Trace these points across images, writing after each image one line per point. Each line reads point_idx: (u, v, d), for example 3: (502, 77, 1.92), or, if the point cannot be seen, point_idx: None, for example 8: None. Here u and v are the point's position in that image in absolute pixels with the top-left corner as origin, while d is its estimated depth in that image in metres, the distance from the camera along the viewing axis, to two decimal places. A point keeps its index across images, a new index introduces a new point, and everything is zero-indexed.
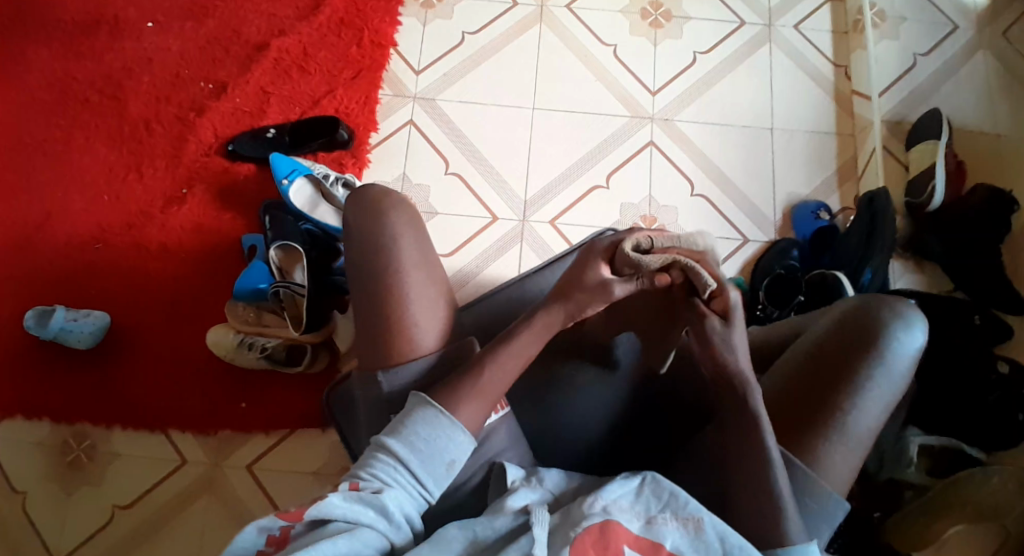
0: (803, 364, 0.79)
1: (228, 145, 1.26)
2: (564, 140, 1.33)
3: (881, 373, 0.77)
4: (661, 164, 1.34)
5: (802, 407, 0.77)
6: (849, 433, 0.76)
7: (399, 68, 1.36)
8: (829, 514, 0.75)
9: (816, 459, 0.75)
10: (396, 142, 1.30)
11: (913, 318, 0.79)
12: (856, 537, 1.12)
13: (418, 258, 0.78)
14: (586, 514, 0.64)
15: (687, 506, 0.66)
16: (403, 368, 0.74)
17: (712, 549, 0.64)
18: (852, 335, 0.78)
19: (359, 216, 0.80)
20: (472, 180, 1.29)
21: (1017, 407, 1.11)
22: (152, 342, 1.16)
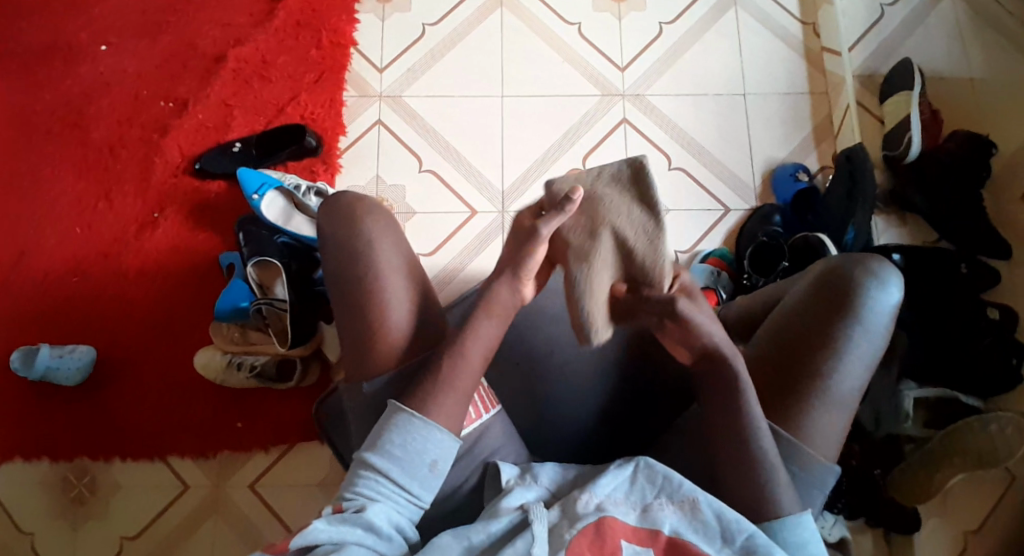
0: (783, 332, 0.79)
1: (195, 163, 1.25)
2: (537, 124, 1.32)
3: (860, 335, 0.77)
4: (636, 139, 1.33)
5: (782, 375, 0.77)
6: (834, 399, 0.76)
7: (361, 67, 1.34)
8: (819, 479, 0.76)
9: (803, 427, 0.75)
10: (365, 144, 1.29)
11: (887, 275, 0.79)
12: (858, 495, 1.12)
13: (397, 261, 0.78)
14: (581, 515, 0.67)
15: (677, 489, 0.69)
16: (381, 373, 0.75)
17: (710, 527, 0.67)
18: (828, 299, 0.78)
19: (333, 224, 0.80)
20: (447, 175, 1.28)
21: (1010, 352, 1.14)
22: (140, 370, 1.15)
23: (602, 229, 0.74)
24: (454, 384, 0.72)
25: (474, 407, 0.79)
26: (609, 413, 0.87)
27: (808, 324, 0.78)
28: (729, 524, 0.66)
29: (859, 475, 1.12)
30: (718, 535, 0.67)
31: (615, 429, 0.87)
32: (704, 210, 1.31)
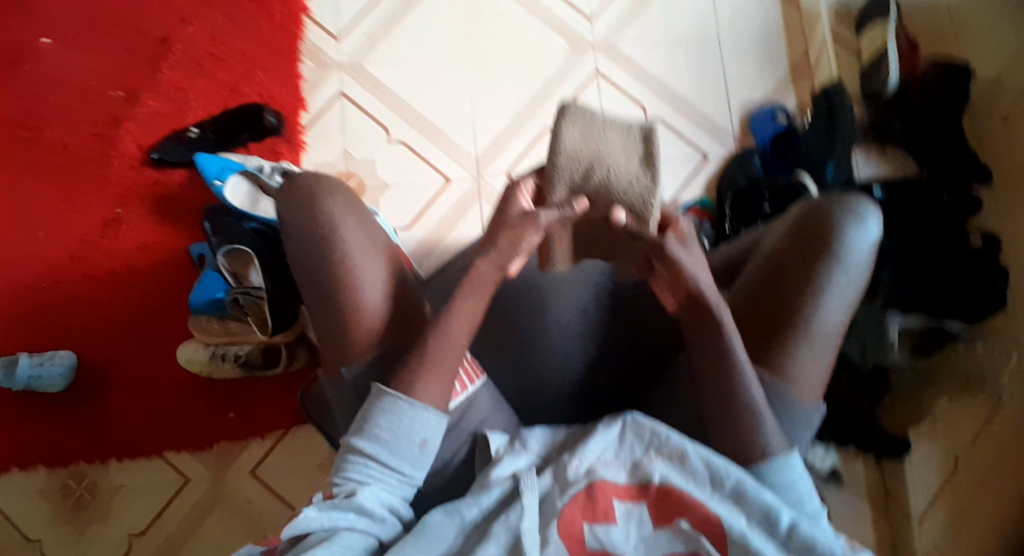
0: (764, 276, 0.78)
1: (152, 152, 1.21)
2: (509, 84, 1.29)
3: (841, 274, 0.76)
4: (609, 92, 1.31)
5: (764, 319, 0.77)
6: (818, 340, 0.75)
7: (316, 38, 1.28)
8: (804, 418, 0.76)
9: (789, 370, 0.75)
10: (329, 118, 1.25)
11: (865, 212, 0.78)
12: (850, 427, 1.14)
13: (362, 240, 0.76)
14: (573, 481, 0.66)
15: (666, 441, 0.68)
16: (360, 359, 0.75)
17: (698, 475, 0.66)
18: (807, 239, 0.77)
19: (294, 207, 0.78)
20: (418, 144, 1.25)
21: (993, 276, 1.15)
22: (125, 370, 1.14)
23: (586, 194, 0.73)
24: (435, 365, 0.72)
25: (461, 379, 0.78)
26: (596, 367, 0.87)
27: (789, 266, 0.77)
28: (718, 469, 0.66)
29: (851, 410, 1.13)
30: (708, 481, 0.66)
31: (605, 383, 0.86)
32: (683, 159, 1.29)
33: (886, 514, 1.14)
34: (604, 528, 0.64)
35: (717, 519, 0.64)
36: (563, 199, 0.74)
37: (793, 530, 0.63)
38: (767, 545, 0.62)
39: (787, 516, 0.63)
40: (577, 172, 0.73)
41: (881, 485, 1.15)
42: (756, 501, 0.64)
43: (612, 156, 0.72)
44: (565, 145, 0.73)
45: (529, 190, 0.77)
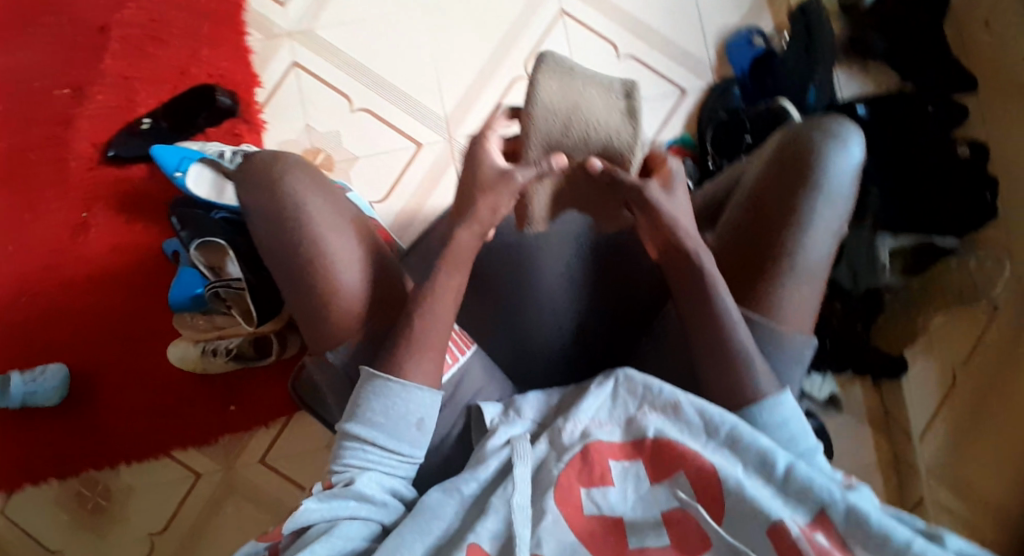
0: (746, 215, 0.76)
1: (109, 151, 1.15)
2: (473, 35, 1.24)
3: (824, 204, 0.74)
4: (577, 33, 1.26)
5: (748, 258, 0.75)
6: (804, 274, 0.74)
7: (259, 6, 1.20)
8: (796, 355, 0.75)
9: (777, 308, 0.74)
10: (285, 91, 1.18)
11: (845, 136, 0.75)
12: (845, 349, 1.15)
13: (330, 217, 0.75)
14: (568, 447, 0.66)
15: (660, 394, 0.68)
16: (346, 341, 0.74)
17: (694, 426, 0.66)
18: (787, 172, 0.75)
19: (253, 188, 0.76)
20: (384, 111, 1.20)
21: (984, 185, 1.12)
22: (118, 375, 1.12)
23: (565, 148, 0.73)
24: (422, 340, 0.71)
25: (451, 351, 0.79)
26: (586, 325, 0.85)
27: (770, 202, 0.75)
28: (712, 417, 0.65)
29: (844, 333, 1.14)
30: (704, 431, 0.65)
31: (596, 341, 0.85)
32: (661, 96, 1.26)
33: (886, 430, 1.18)
34: (601, 491, 0.63)
35: (713, 470, 0.62)
36: (541, 154, 0.73)
37: (789, 472, 0.61)
38: (764, 490, 0.61)
39: (783, 459, 0.62)
40: (554, 125, 0.72)
41: (880, 405, 1.18)
42: (752, 446, 0.63)
43: (591, 106, 0.72)
44: (543, 97, 0.72)
45: (496, 141, 0.74)
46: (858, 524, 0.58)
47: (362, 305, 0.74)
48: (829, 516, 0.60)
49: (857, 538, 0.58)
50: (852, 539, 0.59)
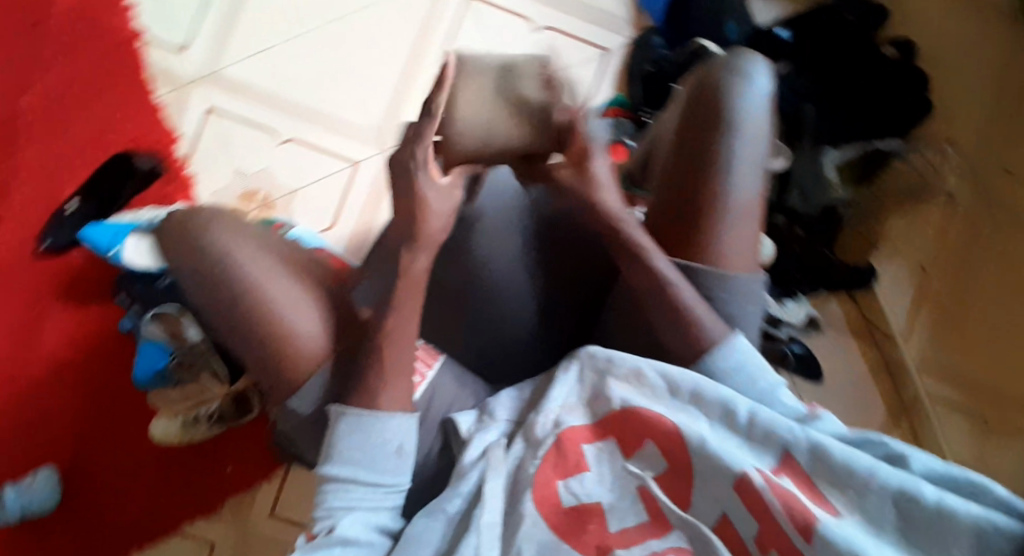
0: (672, 167, 0.77)
1: (42, 243, 1.10)
2: (386, 39, 1.21)
3: (741, 141, 0.74)
4: (487, 12, 1.23)
5: (680, 208, 0.75)
6: (739, 214, 0.74)
7: (160, 59, 1.16)
8: (748, 292, 0.76)
9: (719, 253, 0.74)
10: (206, 139, 1.15)
11: (749, 71, 0.76)
12: (812, 272, 1.14)
13: (260, 264, 0.74)
14: (541, 440, 0.67)
15: (623, 366, 0.68)
16: (306, 386, 0.72)
17: (658, 389, 0.67)
18: (700, 118, 0.75)
19: (177, 250, 0.76)
20: (311, 136, 1.18)
21: (918, 83, 1.14)
22: (106, 463, 1.10)
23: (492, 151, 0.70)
24: (385, 365, 0.70)
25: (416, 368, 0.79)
26: (548, 306, 0.84)
27: (691, 149, 0.75)
28: (674, 379, 0.66)
29: (807, 255, 1.13)
30: (668, 393, 0.66)
31: (559, 321, 0.85)
32: (586, 60, 1.24)
33: (869, 338, 1.18)
34: (577, 480, 0.64)
35: (677, 431, 0.63)
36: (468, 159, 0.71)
37: (752, 420, 0.63)
38: (730, 441, 0.63)
39: (744, 407, 0.63)
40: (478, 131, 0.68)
41: (858, 314, 1.19)
42: (713, 401, 0.64)
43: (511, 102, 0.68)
44: (460, 108, 0.67)
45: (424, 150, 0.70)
46: (821, 461, 0.60)
47: (327, 349, 0.72)
48: (793, 456, 0.61)
49: (823, 473, 0.59)
50: (818, 475, 0.60)
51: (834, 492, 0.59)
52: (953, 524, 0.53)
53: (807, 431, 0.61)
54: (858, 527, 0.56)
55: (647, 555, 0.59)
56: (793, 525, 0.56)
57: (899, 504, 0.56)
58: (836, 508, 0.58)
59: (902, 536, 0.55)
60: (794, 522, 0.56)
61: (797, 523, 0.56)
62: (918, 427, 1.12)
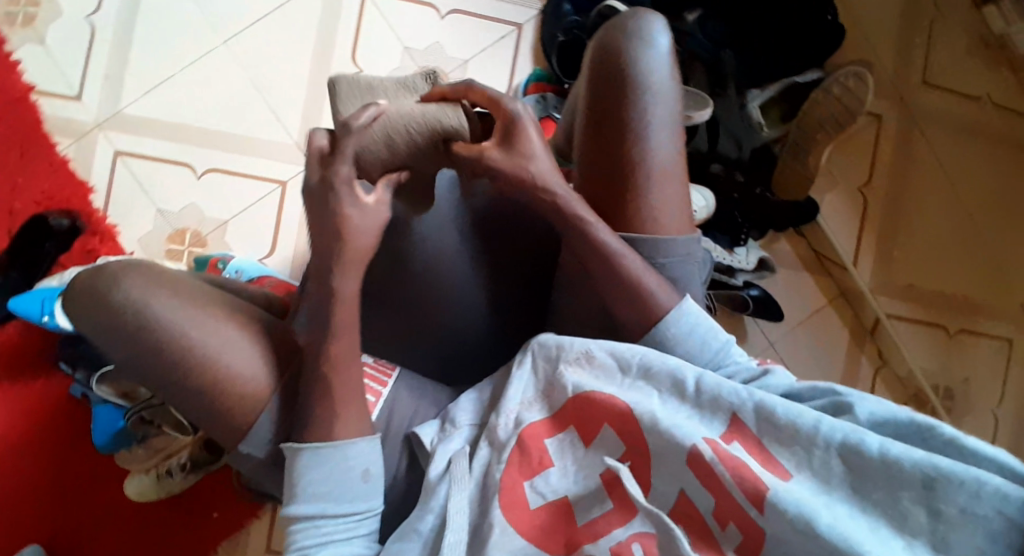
0: (589, 138, 0.76)
1: None
2: (287, 49, 1.15)
3: (654, 103, 0.74)
4: (389, 4, 1.17)
5: (605, 183, 0.75)
6: (661, 176, 0.74)
7: (59, 110, 1.11)
8: (688, 252, 0.76)
9: (650, 219, 0.74)
10: (121, 186, 1.11)
11: (648, 29, 0.75)
12: (758, 211, 1.13)
13: (186, 313, 0.71)
14: (505, 440, 0.72)
15: (573, 351, 0.74)
16: (254, 428, 0.71)
17: (608, 366, 0.73)
18: (606, 85, 0.74)
19: (94, 313, 0.73)
20: (230, 163, 1.13)
21: (822, 9, 1.12)
22: (85, 533, 1.07)
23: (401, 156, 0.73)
24: (334, 396, 0.68)
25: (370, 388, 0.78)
26: (502, 295, 0.84)
27: (605, 118, 0.74)
28: (623, 356, 0.72)
29: (749, 198, 1.13)
30: (618, 371, 0.72)
31: (512, 311, 0.85)
32: (500, 39, 1.19)
33: (822, 269, 1.20)
34: (542, 479, 0.70)
35: (629, 410, 0.70)
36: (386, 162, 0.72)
37: (698, 386, 0.69)
38: (679, 411, 0.69)
39: (690, 375, 0.70)
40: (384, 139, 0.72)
41: (809, 248, 1.19)
42: (661, 371, 0.71)
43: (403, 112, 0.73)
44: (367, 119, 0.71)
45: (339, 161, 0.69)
46: (767, 420, 0.66)
47: (273, 382, 0.72)
48: (741, 419, 0.67)
49: (770, 433, 0.66)
50: (765, 434, 0.66)
51: (781, 450, 0.65)
52: (898, 471, 0.59)
53: (751, 392, 0.67)
54: (808, 487, 0.62)
55: (612, 546, 0.63)
56: (745, 494, 0.62)
57: (845, 456, 0.62)
58: (787, 468, 0.64)
59: (852, 487, 0.61)
60: (745, 493, 0.62)
61: (749, 493, 0.62)
62: (882, 346, 1.18)
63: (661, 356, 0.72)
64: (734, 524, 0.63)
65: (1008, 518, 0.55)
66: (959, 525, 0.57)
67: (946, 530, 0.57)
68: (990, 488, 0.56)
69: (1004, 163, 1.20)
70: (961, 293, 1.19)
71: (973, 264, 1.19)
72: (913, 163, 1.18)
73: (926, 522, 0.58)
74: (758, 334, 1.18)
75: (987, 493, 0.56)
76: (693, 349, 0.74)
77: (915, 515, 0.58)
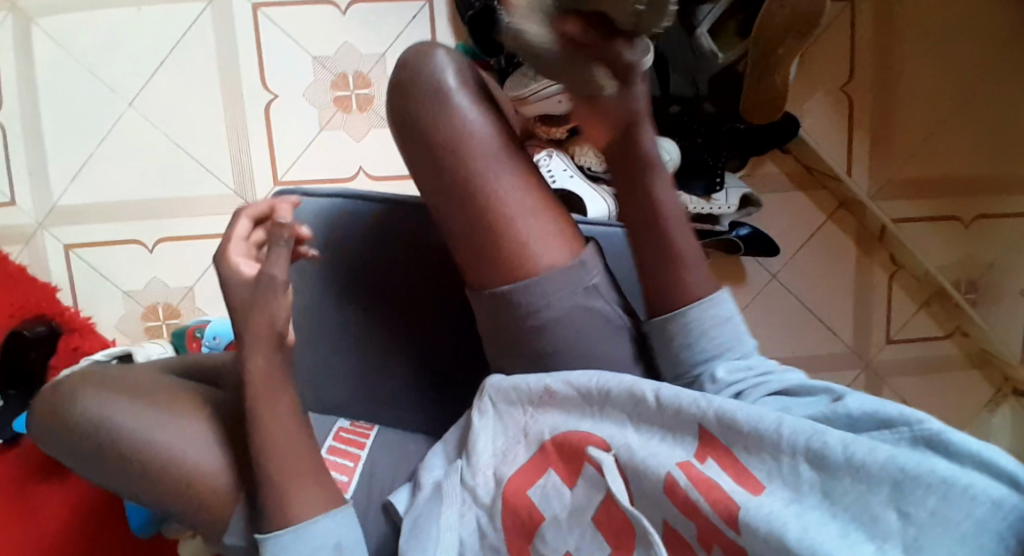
0: (438, 200, 0.72)
1: None
2: (194, 93, 1.08)
3: (475, 147, 0.71)
4: (285, 13, 1.06)
5: (468, 237, 0.71)
6: (520, 211, 0.71)
7: (1, 220, 1.09)
8: (575, 282, 0.70)
9: (529, 257, 0.70)
10: (83, 278, 1.11)
11: (432, 73, 0.72)
12: (733, 141, 1.06)
13: (138, 413, 0.75)
14: (489, 500, 0.68)
15: (534, 393, 0.70)
16: (232, 521, 0.73)
17: (568, 399, 0.68)
18: (422, 146, 0.72)
19: (56, 428, 0.76)
20: (176, 229, 1.10)
21: None
22: None
23: None
24: (287, 488, 0.69)
25: (349, 453, 0.80)
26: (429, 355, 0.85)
27: (432, 169, 0.71)
28: (579, 385, 0.67)
29: (716, 126, 1.04)
30: (583, 402, 0.68)
31: (461, 374, 0.85)
32: (411, 19, 1.07)
33: (816, 183, 1.10)
34: (541, 540, 0.63)
35: (603, 443, 0.64)
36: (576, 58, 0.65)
37: (657, 398, 0.63)
38: (652, 436, 0.62)
39: (648, 387, 0.64)
40: None
41: (795, 162, 1.10)
42: (619, 392, 0.65)
43: None
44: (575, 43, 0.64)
45: (238, 252, 0.73)
46: (729, 426, 0.58)
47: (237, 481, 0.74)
48: (708, 429, 0.60)
49: (736, 441, 0.58)
50: (735, 444, 0.58)
51: (755, 461, 0.56)
52: (865, 474, 0.51)
53: (711, 400, 0.60)
54: (779, 498, 0.54)
55: None
56: (717, 514, 0.55)
57: (812, 459, 0.53)
58: (759, 479, 0.56)
59: (823, 492, 0.53)
60: (716, 510, 0.55)
61: (721, 513, 0.55)
62: (893, 251, 1.10)
63: (686, 332, 0.68)
64: (719, 549, 0.55)
65: (978, 520, 0.47)
66: (931, 529, 0.48)
67: (918, 536, 0.48)
68: (957, 487, 0.48)
69: (983, 13, 1.05)
70: (965, 174, 1.08)
71: (970, 138, 1.08)
72: (888, 49, 1.06)
73: (898, 526, 0.49)
74: (758, 270, 1.11)
75: (955, 493, 0.48)
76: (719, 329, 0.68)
77: (886, 518, 0.50)
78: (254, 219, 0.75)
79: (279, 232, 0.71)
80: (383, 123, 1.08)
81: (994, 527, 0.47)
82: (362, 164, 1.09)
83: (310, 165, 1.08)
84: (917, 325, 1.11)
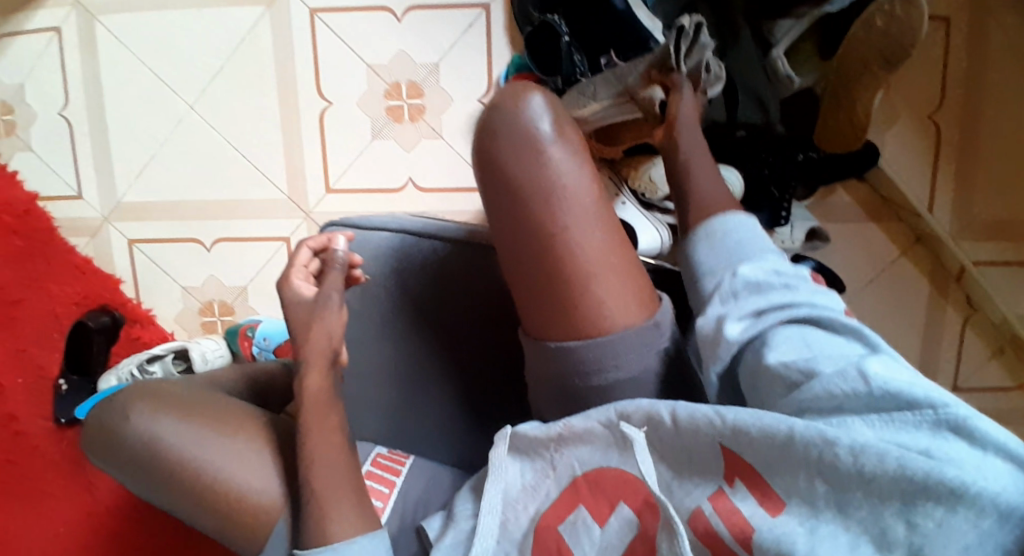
0: (506, 244, 0.67)
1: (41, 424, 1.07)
2: (249, 97, 1.08)
3: (562, 201, 0.64)
4: (340, 19, 1.04)
5: (539, 296, 0.66)
6: (598, 268, 0.64)
7: (68, 212, 1.14)
8: (646, 344, 0.65)
9: (600, 319, 0.64)
10: (145, 270, 1.15)
11: (524, 118, 0.66)
12: (805, 172, 0.98)
13: (180, 430, 0.76)
14: (522, 536, 0.64)
15: (554, 433, 0.65)
16: (272, 533, 0.74)
17: (592, 433, 0.62)
18: (496, 192, 0.67)
19: (101, 443, 0.78)
20: (231, 229, 1.12)
21: None
22: None
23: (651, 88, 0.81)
24: (326, 507, 0.67)
25: (385, 479, 0.81)
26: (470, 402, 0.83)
27: (505, 214, 0.66)
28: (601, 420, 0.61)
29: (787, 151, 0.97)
30: (607, 436, 0.62)
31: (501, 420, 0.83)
32: (467, 28, 1.03)
33: (891, 214, 1.02)
34: None
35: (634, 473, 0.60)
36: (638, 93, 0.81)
37: (673, 417, 0.57)
38: (677, 463, 0.58)
39: (664, 407, 0.58)
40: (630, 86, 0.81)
41: (870, 192, 1.02)
42: (636, 415, 0.59)
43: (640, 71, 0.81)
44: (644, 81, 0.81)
45: (299, 275, 0.72)
46: (743, 434, 0.53)
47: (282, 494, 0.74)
48: (729, 447, 0.54)
49: (750, 449, 0.53)
50: (748, 453, 0.53)
51: (772, 473, 0.52)
52: (876, 487, 0.47)
53: (723, 414, 0.54)
54: (795, 515, 0.50)
55: None
56: (733, 538, 0.51)
57: (826, 472, 0.49)
58: (777, 494, 0.51)
59: (837, 507, 0.49)
60: (733, 535, 0.51)
61: (736, 536, 0.51)
62: (969, 292, 1.03)
63: (710, 246, 0.69)
64: None
65: (983, 531, 0.44)
66: (939, 538, 0.45)
67: (922, 544, 0.45)
68: (967, 497, 0.44)
69: None
70: None
71: None
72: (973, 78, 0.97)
73: (903, 536, 0.46)
74: None
75: (965, 503, 0.44)
76: (743, 243, 0.68)
77: (895, 530, 0.46)
78: (313, 250, 0.74)
79: (334, 257, 0.73)
80: (434, 134, 1.06)
81: (998, 537, 0.44)
82: (411, 174, 1.07)
83: (360, 175, 1.08)
84: (985, 370, 1.05)
